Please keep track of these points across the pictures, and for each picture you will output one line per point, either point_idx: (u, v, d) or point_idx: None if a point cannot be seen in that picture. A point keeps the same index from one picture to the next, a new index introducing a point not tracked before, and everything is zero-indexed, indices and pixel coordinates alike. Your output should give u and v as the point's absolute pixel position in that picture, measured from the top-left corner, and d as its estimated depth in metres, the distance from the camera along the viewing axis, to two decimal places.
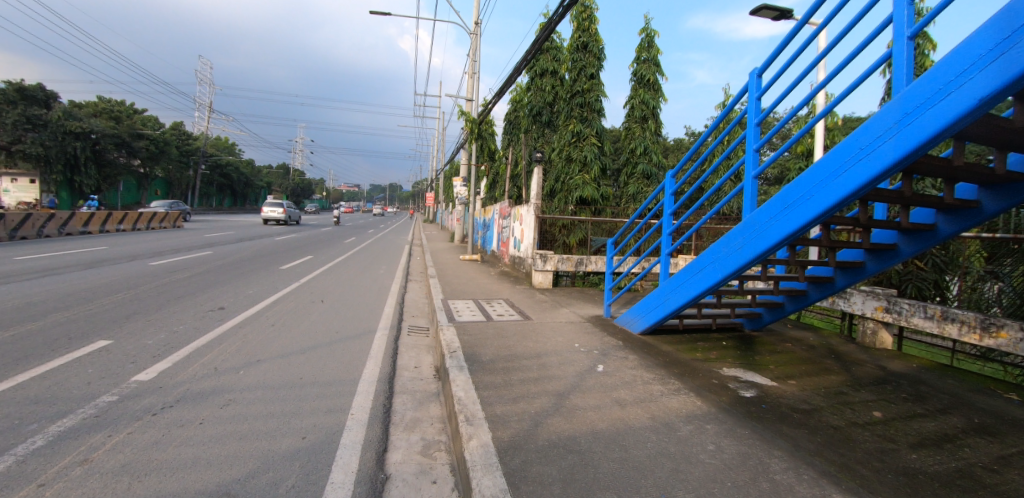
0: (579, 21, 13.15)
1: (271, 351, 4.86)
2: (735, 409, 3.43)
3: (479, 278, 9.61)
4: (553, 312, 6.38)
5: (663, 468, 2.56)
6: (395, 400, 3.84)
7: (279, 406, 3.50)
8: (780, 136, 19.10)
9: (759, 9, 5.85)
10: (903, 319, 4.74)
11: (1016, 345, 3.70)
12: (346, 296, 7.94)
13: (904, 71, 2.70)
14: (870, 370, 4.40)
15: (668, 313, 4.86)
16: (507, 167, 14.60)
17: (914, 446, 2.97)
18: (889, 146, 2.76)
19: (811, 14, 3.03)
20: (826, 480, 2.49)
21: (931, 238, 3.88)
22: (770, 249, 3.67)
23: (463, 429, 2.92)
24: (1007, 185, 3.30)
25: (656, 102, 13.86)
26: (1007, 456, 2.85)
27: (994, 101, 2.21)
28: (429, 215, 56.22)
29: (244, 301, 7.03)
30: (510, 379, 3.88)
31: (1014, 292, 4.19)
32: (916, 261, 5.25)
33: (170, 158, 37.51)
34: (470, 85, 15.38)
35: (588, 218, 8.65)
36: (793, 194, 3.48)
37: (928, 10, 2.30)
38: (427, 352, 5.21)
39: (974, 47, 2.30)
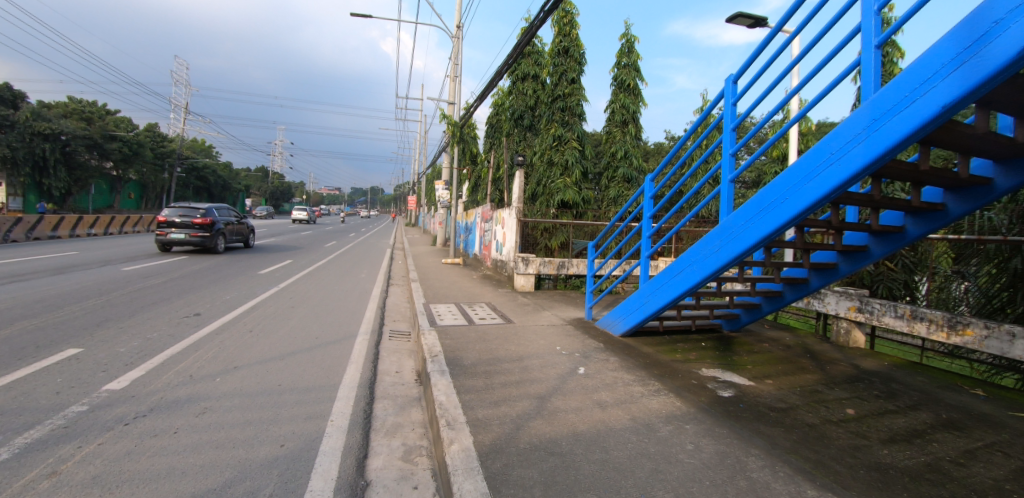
0: (560, 26, 13.26)
1: (249, 357, 4.77)
2: (713, 409, 3.49)
3: (461, 282, 9.56)
4: (535, 315, 6.39)
5: (644, 469, 2.59)
6: (376, 405, 3.81)
7: (257, 414, 3.44)
8: (757, 139, 19.49)
9: (735, 17, 5.95)
10: (875, 319, 4.88)
11: (981, 342, 3.87)
12: (325, 300, 7.84)
13: (872, 79, 2.80)
14: (844, 369, 4.51)
15: (648, 315, 4.91)
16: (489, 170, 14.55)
17: (885, 442, 3.05)
18: (859, 150, 2.84)
19: (784, 22, 3.11)
20: (801, 477, 2.54)
21: (899, 239, 4.00)
22: (745, 251, 3.74)
23: (444, 433, 2.91)
24: (971, 187, 3.43)
25: (637, 107, 14.04)
26: (973, 450, 2.95)
27: (957, 108, 2.30)
28: (411, 218, 55.73)
29: (221, 307, 6.87)
30: (491, 383, 3.88)
31: (980, 292, 4.36)
32: (887, 262, 5.43)
33: (144, 160, 36.51)
34: (453, 88, 15.37)
35: (570, 221, 8.73)
36: (768, 198, 3.56)
37: (897, 18, 2.39)
38: (408, 357, 5.17)
39: (938, 57, 2.40)
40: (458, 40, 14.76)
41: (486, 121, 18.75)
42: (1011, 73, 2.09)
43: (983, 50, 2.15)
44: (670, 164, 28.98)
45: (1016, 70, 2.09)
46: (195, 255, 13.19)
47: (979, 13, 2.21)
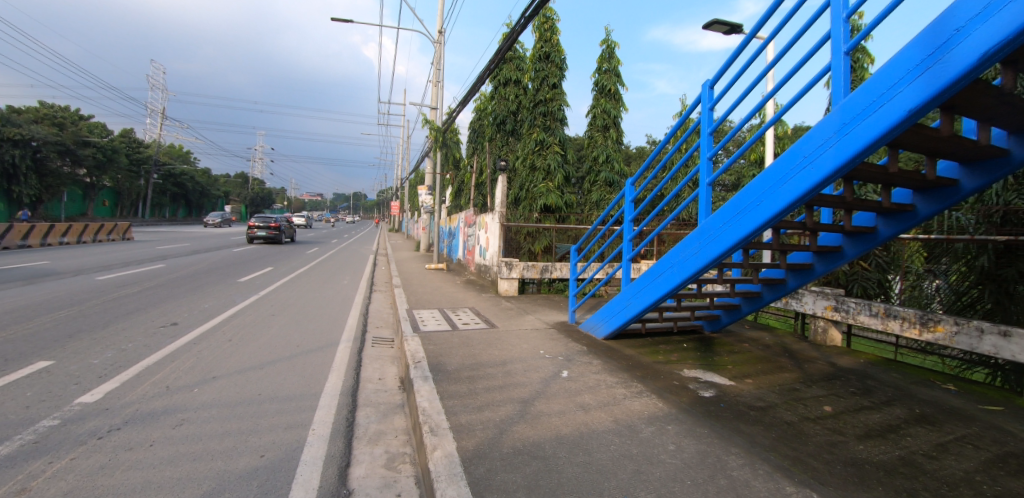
0: (542, 32, 13.43)
1: (227, 367, 4.68)
2: (694, 409, 3.54)
3: (444, 287, 9.53)
4: (518, 319, 6.41)
5: (626, 470, 2.61)
6: (359, 413, 3.77)
7: (236, 424, 3.38)
8: (734, 143, 19.83)
9: (712, 23, 6.07)
10: (850, 317, 5.00)
11: (952, 339, 4.00)
12: (306, 307, 7.78)
13: (842, 84, 2.89)
14: (821, 367, 4.62)
15: (631, 317, 4.97)
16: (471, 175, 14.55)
17: (861, 438, 3.13)
18: (830, 154, 2.92)
19: (758, 28, 3.18)
20: (779, 474, 2.59)
21: (872, 240, 4.12)
22: (724, 253, 3.80)
23: (427, 439, 2.89)
24: (939, 188, 3.56)
25: (618, 112, 14.18)
26: (944, 443, 3.05)
27: (921, 112, 2.40)
28: (394, 223, 55.31)
29: (199, 317, 6.74)
30: (475, 387, 3.88)
31: (951, 289, 4.51)
32: (862, 262, 5.59)
33: (119, 166, 35.66)
34: (435, 93, 15.37)
35: (552, 226, 8.78)
36: (744, 200, 3.64)
37: (865, 24, 2.46)
38: (391, 363, 5.13)
39: (904, 63, 2.49)
40: (440, 45, 14.76)
41: (469, 125, 18.79)
42: (973, 78, 2.18)
43: (946, 56, 2.24)
44: (649, 168, 29.50)
45: (977, 75, 2.18)
46: (273, 245, 22.12)
47: (941, 20, 2.31)
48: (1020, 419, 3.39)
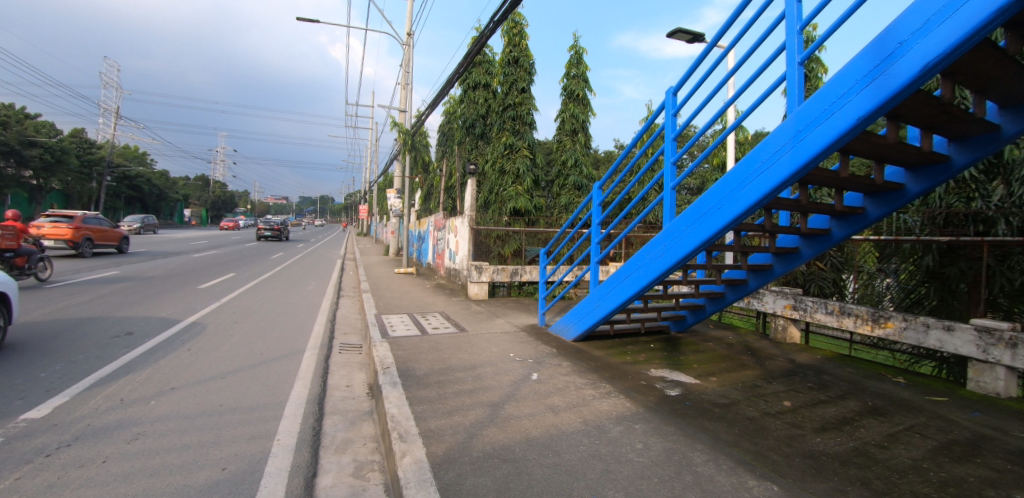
0: (510, 36, 13.51)
1: (186, 378, 4.50)
2: (661, 408, 3.62)
3: (413, 291, 9.44)
4: (488, 323, 6.40)
5: (595, 470, 2.65)
6: (325, 421, 3.69)
7: (196, 437, 3.25)
8: (698, 147, 20.48)
9: (675, 32, 6.24)
10: (808, 315, 5.22)
11: (901, 334, 4.23)
12: (270, 313, 7.58)
13: (797, 92, 3.01)
14: (781, 364, 4.80)
15: (599, 319, 5.04)
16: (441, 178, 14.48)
17: (818, 431, 3.27)
18: (786, 159, 3.05)
19: (719, 37, 3.28)
20: (742, 468, 2.68)
21: (826, 241, 4.30)
22: (687, 255, 3.91)
23: (396, 446, 2.86)
24: (887, 192, 3.77)
25: (586, 117, 14.40)
26: (894, 433, 3.22)
27: (869, 120, 2.54)
28: (364, 227, 54.43)
29: (157, 325, 6.46)
30: (444, 392, 3.85)
31: (901, 287, 4.76)
32: (817, 262, 5.85)
33: (68, 168, 33.80)
34: (404, 95, 15.22)
35: (522, 229, 8.83)
36: (706, 204, 3.75)
37: (818, 36, 2.59)
38: (359, 370, 5.05)
39: (853, 73, 2.63)
40: (409, 47, 14.63)
41: (438, 129, 18.71)
42: (917, 87, 2.33)
43: (892, 67, 2.39)
44: (617, 172, 30.24)
45: (918, 85, 2.34)
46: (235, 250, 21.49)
47: (887, 32, 2.45)
48: (962, 408, 3.62)
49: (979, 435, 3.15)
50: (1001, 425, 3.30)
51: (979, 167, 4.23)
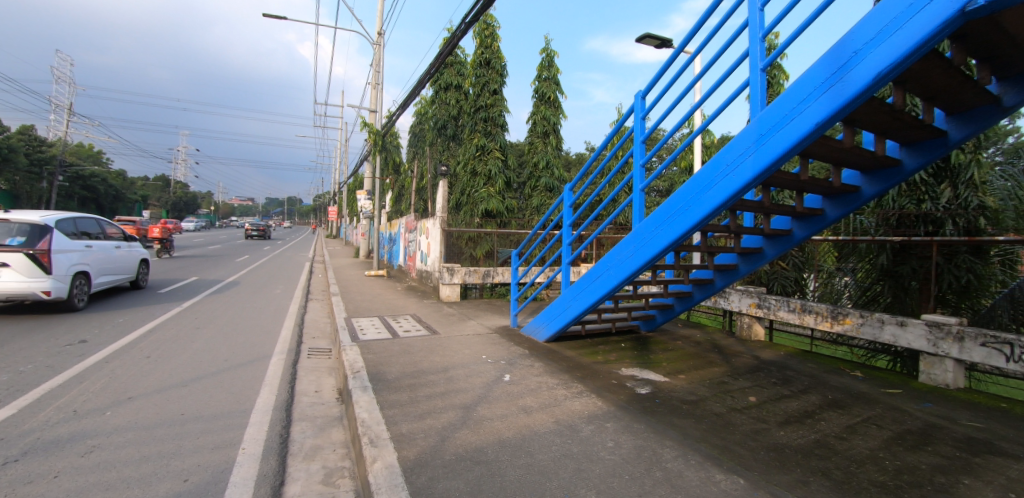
0: (482, 37, 13.50)
1: (145, 387, 4.31)
2: (631, 406, 3.68)
3: (384, 294, 9.31)
4: (460, 325, 6.37)
5: (567, 469, 2.67)
6: (293, 428, 3.60)
7: (155, 448, 3.12)
8: (666, 150, 21.01)
9: (644, 37, 6.37)
10: (771, 313, 5.40)
11: (858, 329, 4.43)
12: (234, 318, 7.35)
13: (759, 98, 3.12)
14: (747, 361, 4.95)
15: (571, 319, 5.09)
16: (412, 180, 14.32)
17: (781, 424, 3.39)
18: (749, 162, 3.14)
19: (685, 42, 3.36)
20: (710, 463, 2.75)
21: (788, 242, 4.46)
22: (656, 256, 3.98)
23: (366, 451, 2.81)
24: (844, 194, 3.94)
25: (557, 119, 14.52)
26: (852, 424, 3.37)
27: (826, 125, 2.65)
28: (334, 230, 53.38)
29: (113, 333, 6.15)
30: (416, 395, 3.82)
31: (858, 285, 4.99)
32: (780, 262, 6.07)
33: (15, 167, 31.93)
34: (374, 95, 15.00)
35: (494, 230, 8.83)
36: (674, 205, 3.83)
37: (779, 43, 2.69)
38: (328, 375, 4.95)
39: (812, 80, 2.74)
40: (379, 46, 14.43)
41: (410, 129, 18.54)
42: (870, 95, 2.45)
43: (848, 75, 2.51)
44: (587, 174, 30.85)
45: (872, 93, 2.46)
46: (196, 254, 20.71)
47: (842, 42, 2.56)
48: (915, 399, 3.81)
49: (930, 424, 3.33)
50: (950, 414, 3.49)
51: (929, 171, 4.47)
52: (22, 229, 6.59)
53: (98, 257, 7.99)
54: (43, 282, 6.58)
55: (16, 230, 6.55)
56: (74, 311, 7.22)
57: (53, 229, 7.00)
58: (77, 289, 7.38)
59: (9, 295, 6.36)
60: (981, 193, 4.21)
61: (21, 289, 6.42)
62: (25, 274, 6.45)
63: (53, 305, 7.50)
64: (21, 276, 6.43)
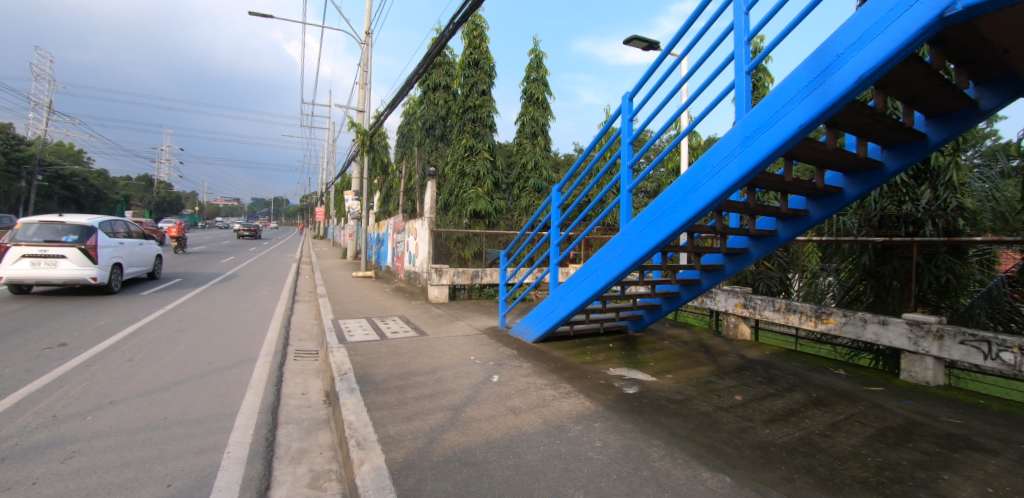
0: (470, 38, 13.47)
1: (127, 390, 4.23)
2: (619, 406, 3.70)
3: (372, 295, 9.24)
4: (448, 326, 6.35)
5: (555, 469, 2.68)
6: (279, 431, 3.56)
7: (138, 453, 3.06)
8: (653, 152, 21.19)
9: (631, 39, 6.42)
10: (757, 313, 5.47)
11: (841, 328, 4.51)
12: (218, 320, 7.25)
13: (744, 100, 3.16)
14: (733, 360, 5.01)
15: (559, 320, 5.11)
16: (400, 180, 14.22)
17: (766, 422, 3.43)
18: (735, 164, 3.18)
19: (672, 45, 3.39)
20: (697, 461, 2.78)
21: (772, 242, 4.53)
22: (643, 256, 4.01)
23: (353, 454, 2.79)
24: (827, 195, 4.00)
25: (545, 120, 14.54)
26: (836, 422, 3.43)
27: (810, 128, 2.69)
28: (322, 230, 52.83)
29: (93, 336, 6.01)
30: (404, 397, 3.79)
31: (841, 285, 5.07)
32: (765, 262, 6.16)
33: None
34: (362, 95, 14.89)
35: (482, 231, 8.82)
36: (661, 206, 3.86)
37: (764, 46, 2.73)
38: (315, 377, 4.90)
39: (795, 83, 2.79)
40: (367, 46, 14.33)
41: (398, 130, 18.44)
42: (852, 98, 2.49)
43: (830, 78, 2.56)
44: (575, 175, 30.98)
45: (854, 95, 2.51)
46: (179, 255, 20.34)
47: (825, 46, 2.61)
48: (896, 397, 3.88)
49: (910, 421, 3.40)
50: (930, 411, 3.57)
51: (909, 173, 4.56)
52: (74, 230, 8.69)
53: (136, 252, 10.42)
54: (90, 269, 8.62)
55: (71, 230, 8.60)
56: (77, 305, 7.89)
57: (97, 230, 9.04)
58: (115, 276, 9.51)
59: (66, 279, 8.40)
60: (959, 195, 4.31)
61: (74, 275, 8.45)
62: (78, 264, 8.53)
63: (96, 288, 9.65)
64: (73, 265, 8.46)
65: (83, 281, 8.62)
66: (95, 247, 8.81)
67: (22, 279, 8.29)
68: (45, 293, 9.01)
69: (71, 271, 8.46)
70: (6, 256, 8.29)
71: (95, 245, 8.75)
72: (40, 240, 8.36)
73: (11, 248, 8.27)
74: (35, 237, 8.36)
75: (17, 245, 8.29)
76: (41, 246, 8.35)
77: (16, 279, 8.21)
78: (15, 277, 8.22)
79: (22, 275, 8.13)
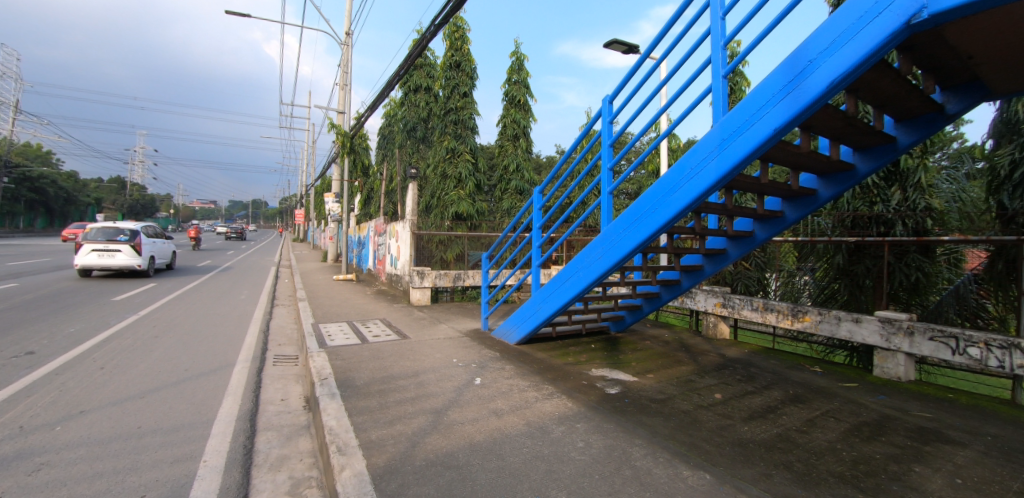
0: (452, 40, 13.45)
1: (98, 399, 4.10)
2: (602, 406, 3.73)
3: (353, 298, 9.17)
4: (431, 329, 6.33)
5: (538, 470, 2.70)
6: (258, 438, 3.50)
7: (110, 464, 2.97)
8: (633, 154, 21.45)
9: (612, 43, 6.48)
10: (735, 312, 5.58)
11: (816, 326, 4.62)
12: (195, 325, 7.11)
13: (721, 104, 3.22)
14: (713, 359, 5.11)
15: (541, 321, 5.14)
16: (381, 182, 14.10)
17: (745, 420, 3.50)
18: (713, 166, 3.23)
19: (651, 48, 3.43)
20: (678, 460, 2.82)
21: (750, 243, 4.62)
22: (624, 258, 4.05)
23: (334, 460, 2.75)
24: (802, 197, 4.10)
25: (527, 122, 14.57)
26: (812, 418, 3.51)
27: (784, 131, 2.76)
28: (301, 233, 51.96)
29: (63, 343, 5.82)
30: (386, 401, 3.77)
31: (817, 284, 5.20)
32: (743, 262, 6.28)
33: None
34: (342, 97, 14.75)
35: (464, 233, 8.81)
36: (641, 208, 3.90)
37: (740, 51, 2.78)
38: (295, 382, 4.84)
39: (770, 87, 2.85)
40: (347, 47, 14.18)
41: (380, 131, 18.32)
42: (825, 103, 2.57)
43: (804, 82, 2.63)
44: (555, 178, 31.21)
45: (826, 100, 2.58)
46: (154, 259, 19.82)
47: (798, 51, 2.68)
48: (870, 392, 4.00)
49: (883, 416, 3.51)
50: (902, 406, 3.69)
51: (880, 174, 4.71)
52: (124, 231, 12.20)
53: (160, 248, 13.82)
54: (137, 259, 12.17)
55: (124, 232, 12.14)
56: (47, 311, 7.67)
57: (139, 232, 12.55)
58: (151, 264, 13.02)
59: (121, 265, 11.94)
60: (928, 196, 4.47)
61: (127, 263, 12.01)
62: (129, 255, 12.10)
63: (71, 293, 9.51)
64: (127, 256, 12.03)
65: (132, 267, 12.17)
66: (140, 244, 12.39)
67: (89, 266, 11.76)
68: (100, 276, 12.45)
69: (124, 261, 12.01)
70: (76, 250, 11.73)
71: (141, 242, 12.35)
72: (101, 239, 11.86)
73: (81, 244, 11.74)
74: (95, 236, 11.81)
75: (84, 242, 11.74)
76: (103, 242, 11.86)
77: (84, 266, 11.66)
78: (83, 264, 11.66)
79: (87, 263, 11.54)
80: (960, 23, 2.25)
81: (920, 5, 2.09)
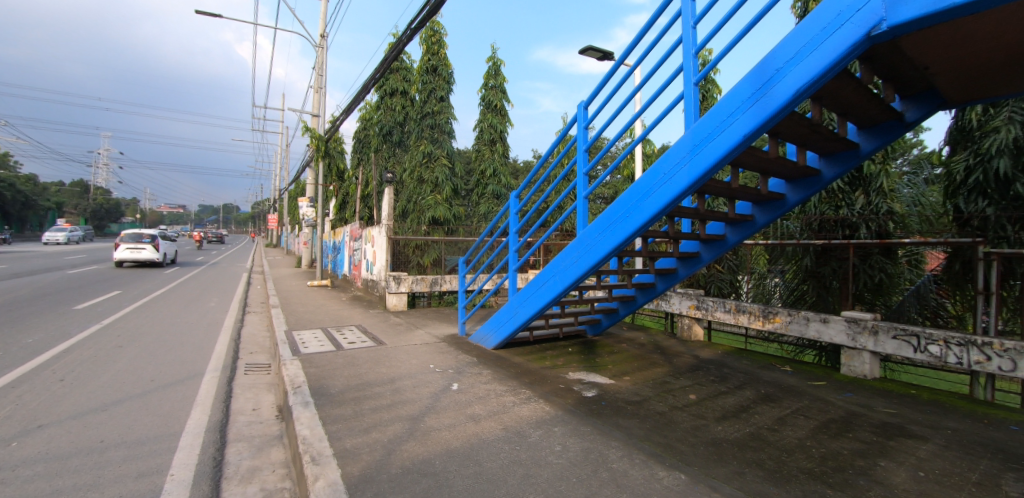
0: (428, 44, 13.41)
1: (57, 413, 3.92)
2: (578, 409, 3.76)
3: (328, 304, 9.05)
4: (407, 335, 6.27)
5: (515, 475, 2.70)
6: (228, 450, 3.41)
7: (69, 480, 2.85)
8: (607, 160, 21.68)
9: (587, 49, 6.56)
10: (709, 314, 5.70)
11: (786, 327, 4.77)
12: (163, 334, 6.91)
13: (693, 109, 3.29)
14: (688, 360, 5.20)
15: (518, 325, 5.15)
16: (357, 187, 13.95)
17: (719, 420, 3.58)
18: (685, 171, 3.30)
19: (625, 54, 3.49)
20: (653, 461, 2.86)
21: (722, 246, 4.72)
22: (599, 261, 4.10)
23: (307, 470, 2.70)
24: (771, 201, 4.22)
25: (504, 127, 14.57)
26: (783, 416, 3.61)
27: (753, 137, 2.84)
28: (274, 238, 50.81)
29: (19, 354, 5.58)
30: (360, 409, 3.72)
31: (787, 285, 5.36)
32: (716, 265, 6.44)
33: None
34: (316, 100, 14.55)
35: (441, 238, 8.79)
36: (616, 212, 3.96)
37: (710, 59, 2.86)
38: (267, 391, 4.74)
39: (740, 94, 2.93)
40: (322, 49, 13.99)
41: (355, 135, 18.13)
42: (791, 110, 2.66)
43: (771, 90, 2.72)
44: (531, 184, 31.44)
45: (793, 107, 2.67)
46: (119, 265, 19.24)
47: (767, 58, 2.77)
48: (837, 390, 4.14)
49: (850, 413, 3.64)
50: (867, 403, 3.83)
51: (845, 180, 4.90)
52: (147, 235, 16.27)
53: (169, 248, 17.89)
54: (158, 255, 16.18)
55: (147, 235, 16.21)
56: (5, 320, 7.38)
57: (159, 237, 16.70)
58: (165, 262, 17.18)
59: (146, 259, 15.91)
60: (889, 200, 4.67)
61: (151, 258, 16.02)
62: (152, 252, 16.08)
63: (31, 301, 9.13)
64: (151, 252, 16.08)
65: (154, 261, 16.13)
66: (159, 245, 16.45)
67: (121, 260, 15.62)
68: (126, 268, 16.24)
69: (149, 256, 16.01)
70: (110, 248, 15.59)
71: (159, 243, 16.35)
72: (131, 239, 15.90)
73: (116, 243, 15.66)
74: (128, 238, 15.88)
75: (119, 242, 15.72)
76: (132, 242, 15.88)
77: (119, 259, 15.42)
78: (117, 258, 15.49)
79: (122, 257, 15.22)
80: (926, 33, 2.33)
81: (880, 17, 2.20)
